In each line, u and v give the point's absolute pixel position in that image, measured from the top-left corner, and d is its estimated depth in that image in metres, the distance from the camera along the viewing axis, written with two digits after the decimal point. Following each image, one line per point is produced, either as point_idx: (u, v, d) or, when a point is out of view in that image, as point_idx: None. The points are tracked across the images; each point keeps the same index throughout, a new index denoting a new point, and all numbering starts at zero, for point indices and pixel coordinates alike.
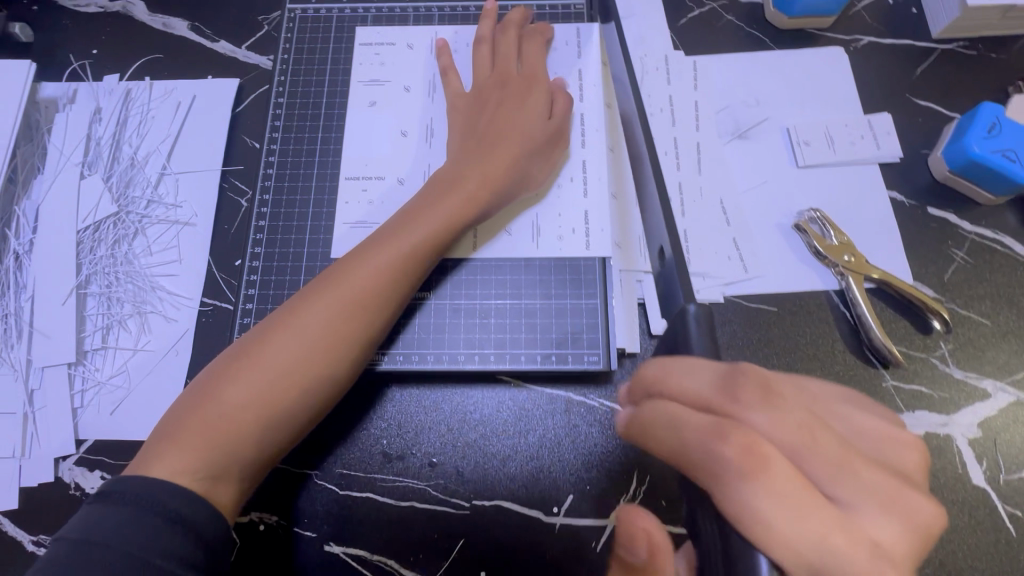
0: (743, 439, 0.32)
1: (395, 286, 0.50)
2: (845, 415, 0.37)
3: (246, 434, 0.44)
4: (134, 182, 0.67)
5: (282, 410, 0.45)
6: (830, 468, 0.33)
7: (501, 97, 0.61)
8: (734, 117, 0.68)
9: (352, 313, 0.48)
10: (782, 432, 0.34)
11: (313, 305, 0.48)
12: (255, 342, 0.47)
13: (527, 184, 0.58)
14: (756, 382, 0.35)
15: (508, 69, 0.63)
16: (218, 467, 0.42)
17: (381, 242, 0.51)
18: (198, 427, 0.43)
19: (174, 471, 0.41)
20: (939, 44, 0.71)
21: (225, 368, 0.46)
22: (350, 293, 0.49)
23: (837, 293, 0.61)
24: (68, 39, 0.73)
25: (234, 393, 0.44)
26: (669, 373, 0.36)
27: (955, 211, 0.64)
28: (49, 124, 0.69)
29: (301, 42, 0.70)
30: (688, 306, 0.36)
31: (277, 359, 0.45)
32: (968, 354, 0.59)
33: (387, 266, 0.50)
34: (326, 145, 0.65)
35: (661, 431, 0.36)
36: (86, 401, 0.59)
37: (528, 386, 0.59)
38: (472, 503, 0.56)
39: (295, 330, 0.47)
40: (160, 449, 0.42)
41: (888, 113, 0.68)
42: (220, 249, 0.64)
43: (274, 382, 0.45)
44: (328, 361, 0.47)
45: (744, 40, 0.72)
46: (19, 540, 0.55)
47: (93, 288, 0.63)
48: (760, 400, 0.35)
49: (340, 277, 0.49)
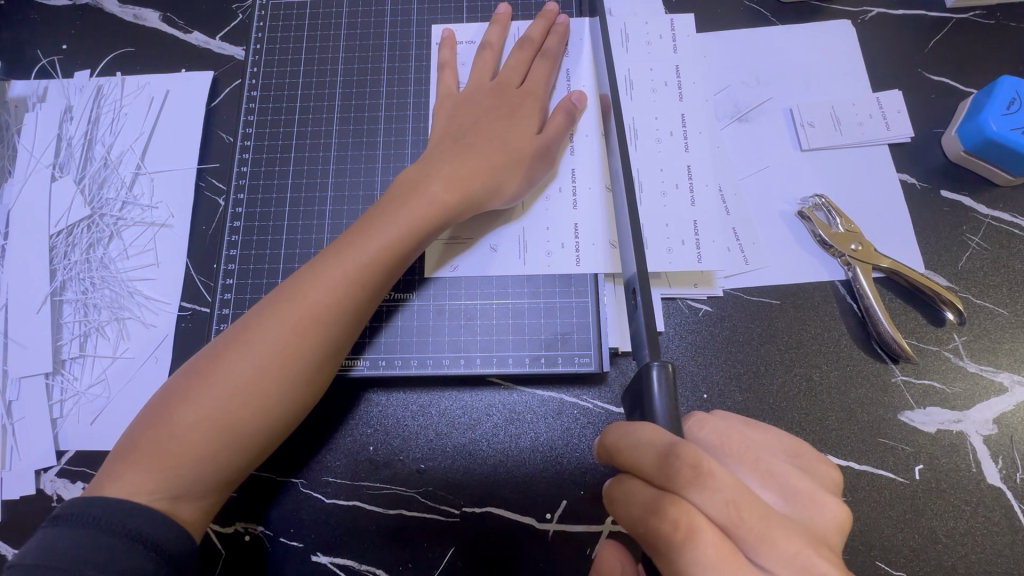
0: (677, 516, 0.33)
1: (357, 296, 0.47)
2: (777, 475, 0.37)
3: (201, 452, 0.42)
4: (108, 183, 0.64)
5: (241, 428, 0.43)
6: (753, 536, 0.32)
7: (492, 102, 0.58)
8: (733, 99, 0.64)
9: (308, 329, 0.45)
10: (715, 505, 0.33)
11: (266, 319, 0.45)
12: (210, 356, 0.45)
13: (510, 192, 0.54)
14: (690, 461, 0.33)
15: (509, 73, 0.59)
16: (174, 488, 0.41)
17: (341, 250, 0.48)
18: (143, 449, 0.42)
19: (128, 493, 0.40)
20: (954, 14, 0.66)
21: (182, 381, 0.44)
22: (306, 307, 0.46)
23: (844, 284, 0.58)
24: (37, 34, 0.70)
25: (188, 414, 0.42)
26: (617, 449, 0.36)
27: (970, 194, 0.60)
28: (19, 125, 0.66)
29: (274, 30, 0.66)
30: (653, 367, 0.36)
31: (232, 376, 0.43)
32: (983, 346, 0.56)
33: (349, 278, 0.47)
34: (303, 141, 0.62)
35: (618, 506, 0.36)
36: (65, 411, 0.58)
37: (518, 388, 0.57)
38: (463, 510, 0.54)
39: (251, 346, 0.44)
40: (114, 469, 0.41)
41: (898, 91, 0.63)
42: (198, 251, 0.62)
43: (233, 401, 0.43)
44: (289, 378, 0.44)
45: (743, 15, 0.67)
46: (2, 553, 0.54)
47: (69, 295, 0.61)
48: (690, 479, 0.33)
49: (293, 291, 0.46)
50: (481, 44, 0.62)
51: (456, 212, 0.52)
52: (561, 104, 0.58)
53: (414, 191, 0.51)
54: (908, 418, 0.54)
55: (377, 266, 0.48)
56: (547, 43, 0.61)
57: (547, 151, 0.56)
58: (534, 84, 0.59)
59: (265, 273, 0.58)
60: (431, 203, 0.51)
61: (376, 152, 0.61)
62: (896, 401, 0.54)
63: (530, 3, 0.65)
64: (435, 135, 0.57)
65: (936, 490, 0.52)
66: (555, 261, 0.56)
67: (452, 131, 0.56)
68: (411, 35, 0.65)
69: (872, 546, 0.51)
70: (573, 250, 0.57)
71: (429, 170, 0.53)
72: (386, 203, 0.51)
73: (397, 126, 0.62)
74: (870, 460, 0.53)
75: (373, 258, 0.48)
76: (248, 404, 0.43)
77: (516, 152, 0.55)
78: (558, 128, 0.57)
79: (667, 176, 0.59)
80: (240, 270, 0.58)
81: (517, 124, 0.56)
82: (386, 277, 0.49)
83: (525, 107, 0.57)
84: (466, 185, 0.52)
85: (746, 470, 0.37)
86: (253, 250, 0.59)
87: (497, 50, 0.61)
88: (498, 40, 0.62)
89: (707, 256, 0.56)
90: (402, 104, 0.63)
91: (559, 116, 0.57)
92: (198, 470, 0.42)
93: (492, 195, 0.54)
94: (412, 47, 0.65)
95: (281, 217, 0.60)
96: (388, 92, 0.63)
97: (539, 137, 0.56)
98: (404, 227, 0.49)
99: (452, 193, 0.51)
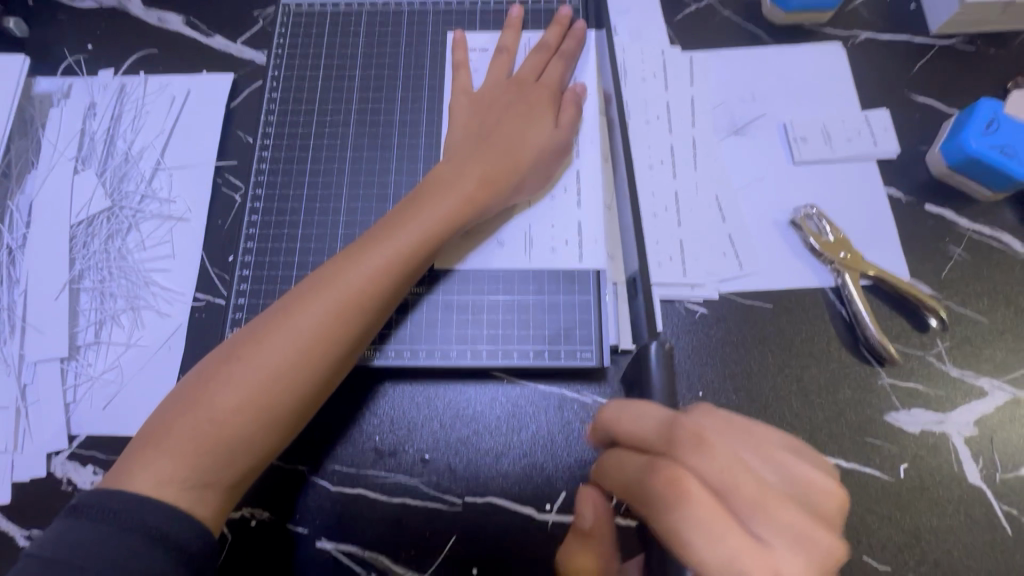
0: (670, 476, 0.36)
1: (388, 288, 0.50)
2: (780, 459, 0.37)
3: (237, 434, 0.44)
4: (128, 177, 0.66)
5: (275, 410, 0.45)
6: (748, 504, 0.35)
7: (512, 97, 0.61)
8: (730, 113, 0.68)
9: (339, 324, 0.47)
10: (712, 473, 0.36)
11: (297, 311, 0.47)
12: (245, 342, 0.46)
13: (530, 184, 0.58)
14: (691, 434, 0.37)
15: (526, 71, 0.63)
16: (203, 477, 0.43)
17: (373, 242, 0.50)
18: (179, 433, 0.44)
19: (161, 479, 0.42)
20: (938, 40, 0.70)
21: (211, 369, 0.46)
22: (339, 295, 0.48)
23: (833, 290, 0.60)
24: (64, 34, 0.73)
25: (225, 397, 0.44)
26: (617, 421, 0.41)
27: (952, 208, 0.63)
28: (43, 119, 0.69)
29: (295, 37, 0.69)
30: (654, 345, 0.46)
31: (268, 360, 0.45)
32: (965, 352, 0.58)
33: (380, 270, 0.49)
34: (320, 141, 0.65)
35: (617, 467, 0.41)
36: (78, 396, 0.59)
37: (521, 382, 0.59)
38: (465, 500, 0.56)
39: (286, 332, 0.46)
40: (149, 453, 0.43)
41: (885, 110, 0.67)
42: (213, 244, 0.64)
43: (268, 385, 0.45)
44: (322, 364, 0.47)
45: (741, 36, 0.71)
46: (12, 535, 0.55)
47: (86, 283, 0.63)
48: (692, 447, 0.37)
49: (326, 279, 0.48)
50: (498, 48, 0.66)
51: (480, 209, 0.55)
52: (569, 96, 0.62)
53: (444, 190, 0.54)
54: (893, 418, 0.56)
55: (407, 258, 0.50)
56: (563, 45, 0.65)
57: (565, 145, 0.60)
58: (549, 81, 0.62)
59: (280, 266, 0.60)
60: (457, 200, 0.54)
61: (390, 153, 0.64)
62: (881, 402, 0.57)
63: (540, 17, 0.69)
64: (456, 132, 0.60)
65: (920, 489, 0.54)
66: (560, 257, 0.59)
67: (474, 131, 0.59)
68: (426, 44, 0.68)
69: (858, 541, 0.53)
70: (577, 251, 0.60)
71: (455, 171, 0.55)
72: (413, 204, 0.53)
73: (411, 129, 0.65)
74: (858, 458, 0.55)
75: (402, 255, 0.50)
76: (282, 389, 0.45)
77: (536, 150, 0.58)
78: (572, 119, 0.61)
79: (657, 200, 0.64)
80: (256, 264, 0.60)
81: (533, 121, 0.59)
82: (414, 270, 0.51)
83: (539, 104, 0.61)
84: (490, 182, 0.55)
85: (754, 453, 0.37)
86: (269, 244, 0.61)
87: (512, 53, 0.65)
88: (513, 43, 0.66)
89: (691, 271, 0.61)
90: (416, 109, 0.66)
91: (569, 107, 0.61)
92: (228, 458, 0.44)
93: (513, 190, 0.57)
94: (427, 56, 0.68)
95: (297, 214, 0.62)
96: (403, 98, 0.66)
97: (556, 133, 0.60)
98: (430, 227, 0.52)
99: (478, 193, 0.55)
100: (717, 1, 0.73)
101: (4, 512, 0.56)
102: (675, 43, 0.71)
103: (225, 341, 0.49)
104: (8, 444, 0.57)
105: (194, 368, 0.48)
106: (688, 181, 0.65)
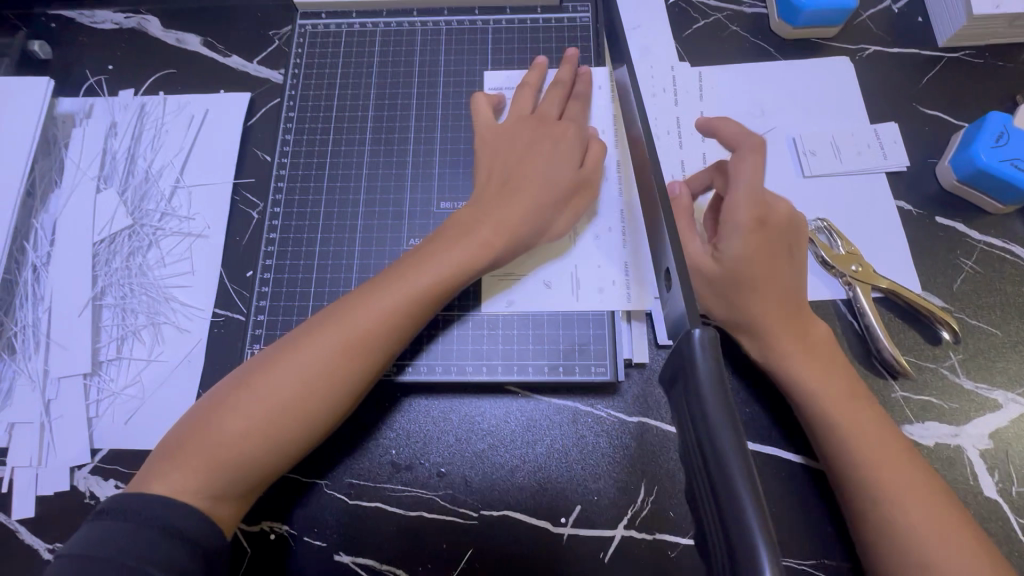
0: (888, 459, 0.49)
1: (400, 327, 0.50)
2: (868, 466, 0.49)
3: (243, 461, 0.45)
4: (149, 195, 0.68)
5: (281, 439, 0.46)
6: (914, 484, 0.48)
7: (534, 134, 0.60)
8: (740, 127, 0.68)
9: (356, 355, 0.48)
10: (890, 448, 0.49)
11: (318, 339, 0.48)
12: (259, 368, 0.47)
13: (552, 225, 0.58)
14: (864, 430, 0.50)
15: (546, 106, 0.62)
16: (219, 488, 0.44)
17: (391, 282, 0.51)
18: (189, 450, 0.44)
19: (172, 491, 0.43)
20: (946, 52, 0.71)
21: (232, 388, 0.47)
22: (353, 331, 0.49)
23: (845, 302, 0.61)
24: (86, 55, 0.74)
25: (235, 422, 0.45)
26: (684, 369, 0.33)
27: (963, 220, 0.64)
28: (66, 139, 0.70)
29: (310, 56, 0.71)
30: (694, 330, 0.34)
31: (279, 390, 0.46)
32: (978, 364, 0.58)
33: (394, 310, 0.50)
34: (335, 159, 0.66)
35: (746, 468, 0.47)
36: (100, 411, 0.60)
37: (535, 396, 0.60)
38: (480, 514, 0.56)
39: (299, 363, 0.47)
40: (162, 467, 0.44)
41: (894, 123, 0.68)
42: (232, 261, 0.65)
43: (276, 414, 0.46)
44: (331, 399, 0.47)
45: (749, 51, 0.72)
46: (37, 548, 0.56)
47: (108, 300, 0.64)
48: (864, 446, 0.49)
49: (343, 314, 0.50)
50: (521, 84, 0.65)
51: (501, 253, 0.55)
52: (593, 140, 0.61)
53: (463, 232, 0.54)
54: (907, 431, 0.56)
55: (421, 300, 0.51)
56: (580, 83, 0.65)
57: (587, 184, 0.60)
58: (573, 117, 0.62)
59: (298, 282, 0.61)
60: (474, 241, 0.54)
61: (405, 170, 0.65)
62: (895, 414, 0.57)
63: (551, 36, 0.70)
64: (480, 171, 0.59)
65: None
66: (576, 274, 0.60)
67: (496, 175, 0.58)
68: (439, 63, 0.70)
69: None
70: (595, 267, 0.60)
71: (478, 212, 0.56)
72: (434, 240, 0.54)
73: (425, 146, 0.66)
74: None
75: (417, 292, 0.51)
76: (289, 419, 0.46)
77: (558, 188, 0.57)
78: (596, 160, 0.60)
79: None
80: (274, 280, 0.61)
81: (556, 159, 0.58)
82: (427, 312, 0.52)
83: (565, 141, 0.60)
84: (511, 230, 0.55)
85: (864, 460, 0.49)
86: (287, 261, 0.62)
87: (536, 87, 0.65)
88: (536, 79, 0.65)
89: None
90: (430, 126, 0.67)
91: (596, 148, 0.60)
92: (241, 475, 0.45)
93: (537, 232, 0.57)
94: (440, 74, 0.69)
95: (314, 231, 0.63)
96: (416, 115, 0.67)
97: (578, 173, 0.59)
98: (449, 263, 0.52)
99: (498, 238, 0.54)
100: (725, 17, 0.74)
101: (29, 526, 0.57)
102: (684, 58, 0.72)
103: (242, 365, 0.50)
104: (32, 458, 0.58)
105: (210, 390, 0.49)
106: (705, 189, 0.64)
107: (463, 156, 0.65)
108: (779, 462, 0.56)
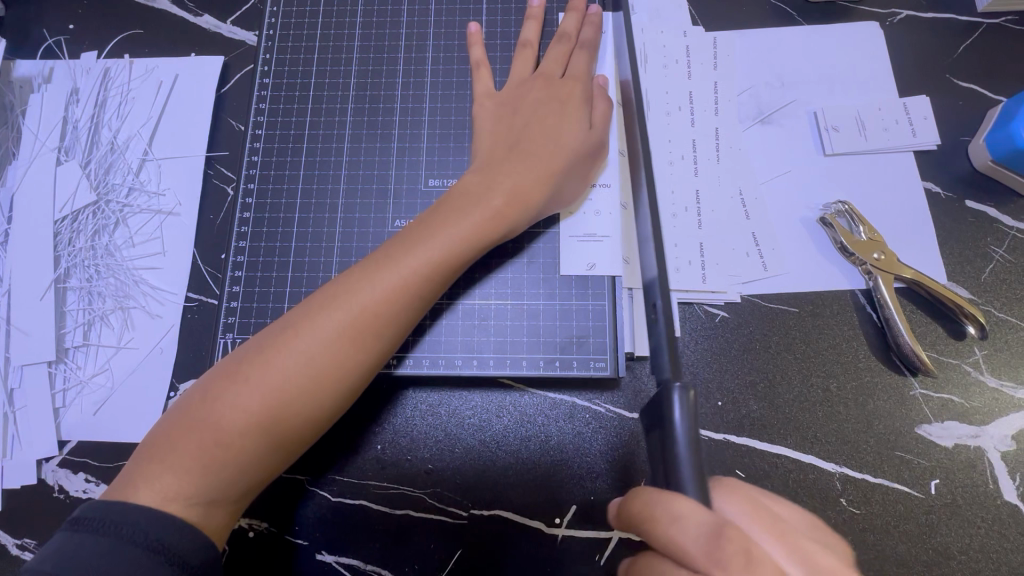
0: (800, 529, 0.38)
1: (407, 307, 0.46)
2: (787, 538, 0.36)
3: (242, 461, 0.41)
4: (115, 168, 0.63)
5: (283, 435, 0.42)
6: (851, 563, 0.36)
7: (540, 94, 0.56)
8: (757, 99, 0.63)
9: (358, 339, 0.44)
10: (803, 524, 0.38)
11: (312, 324, 0.44)
12: (251, 358, 0.43)
13: (568, 192, 0.54)
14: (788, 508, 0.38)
15: (550, 65, 0.58)
16: (210, 493, 0.40)
17: (391, 258, 0.47)
18: (178, 451, 0.41)
19: (163, 497, 0.39)
20: (985, 19, 0.64)
21: (218, 381, 0.43)
22: (354, 314, 0.44)
23: (864, 293, 0.56)
24: (43, 13, 0.68)
25: (230, 419, 0.41)
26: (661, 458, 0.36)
27: (995, 205, 0.59)
28: (23, 105, 0.65)
29: (287, 16, 0.64)
30: (674, 389, 0.37)
31: (275, 381, 0.42)
32: (1005, 361, 0.55)
33: (399, 288, 0.45)
34: (315, 131, 0.61)
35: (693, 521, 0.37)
36: (68, 401, 0.57)
37: (529, 390, 0.56)
38: (471, 512, 0.53)
39: (297, 351, 0.43)
40: (147, 471, 0.40)
41: (926, 96, 0.62)
42: (205, 241, 0.61)
43: (275, 409, 0.42)
44: (334, 388, 0.43)
45: (770, 14, 0.66)
46: (3, 544, 0.53)
47: (73, 282, 0.60)
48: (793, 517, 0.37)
49: (341, 294, 0.45)
50: (519, 41, 0.60)
51: (514, 220, 0.50)
52: (598, 92, 0.57)
53: (471, 202, 0.49)
54: (925, 431, 0.53)
55: (427, 279, 0.47)
56: (582, 35, 0.60)
57: (599, 144, 0.55)
58: (577, 75, 0.57)
59: (274, 266, 0.57)
60: (484, 212, 0.49)
61: (390, 145, 0.60)
62: (913, 414, 0.53)
63: None
64: (485, 140, 0.55)
65: (950, 506, 0.51)
66: (578, 263, 0.56)
67: (504, 137, 0.54)
68: (429, 24, 0.63)
69: (886, 559, 0.50)
70: (599, 251, 0.56)
71: (485, 181, 0.51)
72: (439, 214, 0.49)
73: (413, 117, 0.60)
74: (885, 473, 0.52)
75: (423, 268, 0.46)
76: (291, 412, 0.42)
77: (569, 149, 0.53)
78: (605, 117, 0.56)
79: (676, 198, 0.60)
80: (249, 264, 0.57)
81: (567, 118, 0.54)
82: (434, 291, 0.48)
83: (572, 100, 0.55)
84: (525, 196, 0.51)
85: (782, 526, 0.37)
86: (263, 243, 0.57)
87: (536, 47, 0.60)
88: (535, 37, 0.60)
89: (711, 278, 0.57)
90: (419, 96, 0.61)
91: (601, 101, 0.57)
92: (236, 475, 0.41)
93: (552, 198, 0.53)
94: (429, 38, 0.63)
95: (291, 209, 0.58)
96: (403, 83, 0.62)
97: (591, 133, 0.55)
98: (457, 238, 0.48)
99: (512, 206, 0.50)
100: None
101: None
102: (697, 22, 0.66)
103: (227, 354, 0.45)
104: None
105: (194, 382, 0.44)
106: (711, 178, 0.60)
107: (452, 130, 0.60)
108: (787, 462, 0.53)
